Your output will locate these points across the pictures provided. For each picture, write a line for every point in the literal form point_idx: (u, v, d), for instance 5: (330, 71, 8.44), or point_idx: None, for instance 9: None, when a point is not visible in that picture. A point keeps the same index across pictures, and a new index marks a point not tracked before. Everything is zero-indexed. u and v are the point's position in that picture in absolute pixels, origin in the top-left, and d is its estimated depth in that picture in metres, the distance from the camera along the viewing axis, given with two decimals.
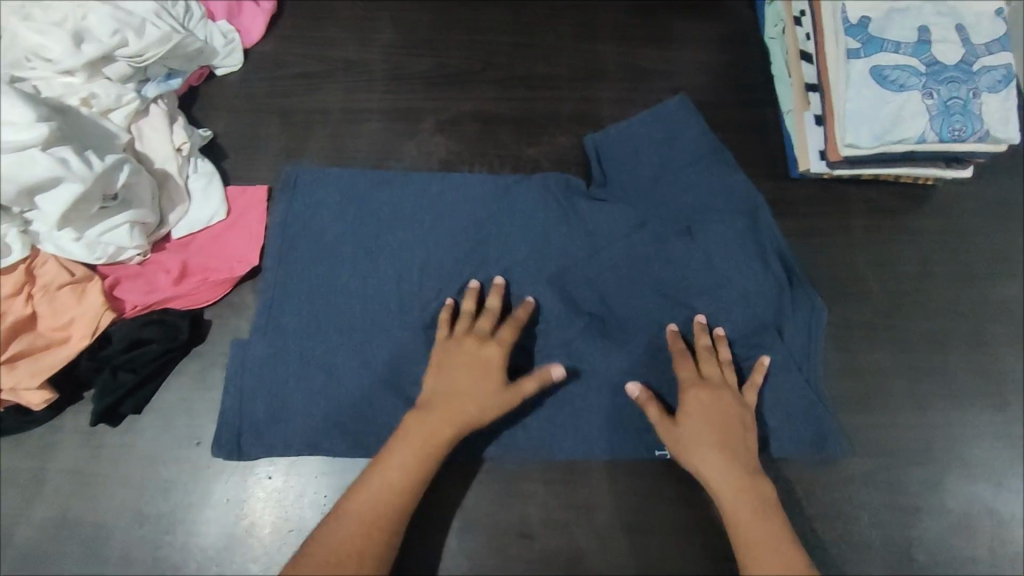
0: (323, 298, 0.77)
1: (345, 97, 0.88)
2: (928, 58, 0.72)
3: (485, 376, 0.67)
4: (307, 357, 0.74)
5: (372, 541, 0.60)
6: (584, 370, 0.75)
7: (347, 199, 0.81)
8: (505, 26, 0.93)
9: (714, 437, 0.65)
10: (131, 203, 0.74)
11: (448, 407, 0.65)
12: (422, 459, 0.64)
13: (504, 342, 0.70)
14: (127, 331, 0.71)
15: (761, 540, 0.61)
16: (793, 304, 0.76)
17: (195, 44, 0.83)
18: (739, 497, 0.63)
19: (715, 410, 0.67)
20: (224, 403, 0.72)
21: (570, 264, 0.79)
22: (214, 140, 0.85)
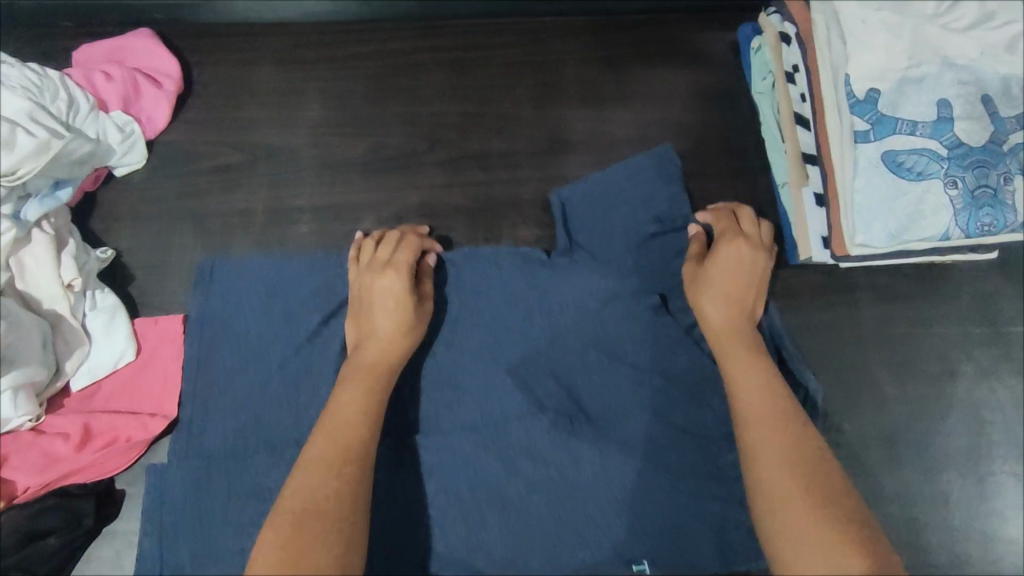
0: (248, 411, 0.66)
1: (271, 195, 0.76)
2: (950, 139, 0.60)
3: (398, 306, 0.63)
4: (230, 484, 0.63)
5: (365, 412, 0.57)
6: (555, 481, 0.63)
7: (271, 290, 0.70)
8: (452, 91, 0.80)
9: (730, 292, 0.64)
10: (13, 363, 0.61)
11: (365, 351, 0.62)
12: (373, 397, 0.59)
13: (400, 265, 0.65)
14: (16, 526, 0.59)
15: (747, 381, 0.58)
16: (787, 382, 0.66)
17: (84, 147, 0.70)
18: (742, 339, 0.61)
19: (737, 266, 0.65)
20: (140, 545, 0.61)
21: (534, 350, 0.67)
22: (117, 259, 0.73)
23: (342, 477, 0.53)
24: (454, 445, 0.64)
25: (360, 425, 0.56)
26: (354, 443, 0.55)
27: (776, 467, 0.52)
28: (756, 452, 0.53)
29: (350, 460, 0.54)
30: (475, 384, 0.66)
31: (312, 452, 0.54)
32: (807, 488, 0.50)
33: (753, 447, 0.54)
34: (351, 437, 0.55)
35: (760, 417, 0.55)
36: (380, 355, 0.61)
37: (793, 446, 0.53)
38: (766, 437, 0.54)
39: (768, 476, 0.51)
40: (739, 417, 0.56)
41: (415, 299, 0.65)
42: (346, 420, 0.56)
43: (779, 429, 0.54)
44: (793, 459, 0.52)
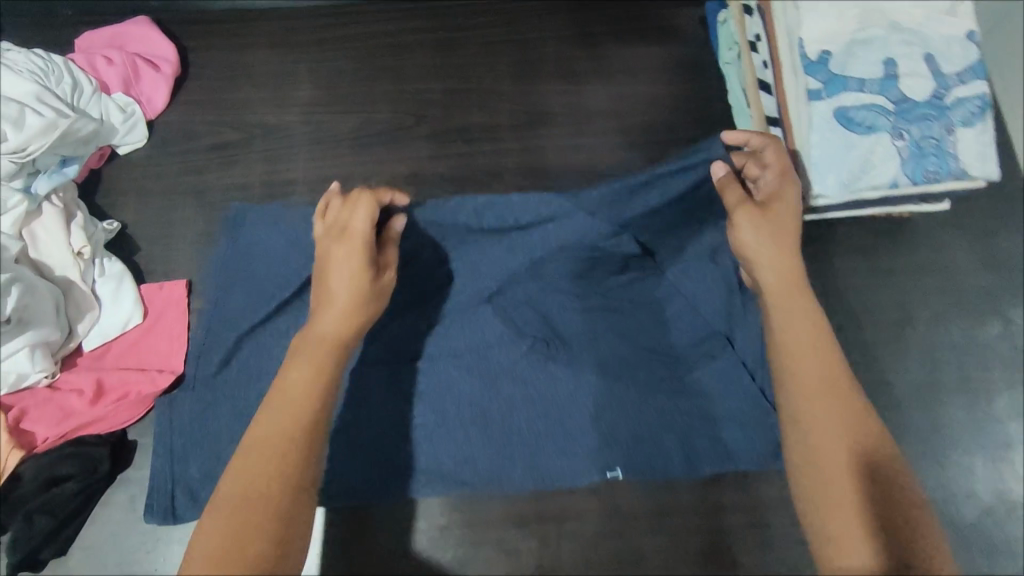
0: (251, 342, 0.72)
1: (266, 168, 0.80)
2: (896, 95, 0.65)
3: (357, 280, 0.56)
4: (234, 409, 0.70)
5: (317, 393, 0.53)
6: (531, 399, 0.70)
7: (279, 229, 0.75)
8: (435, 70, 0.85)
9: (782, 240, 0.59)
10: (28, 323, 0.66)
11: (325, 327, 0.56)
12: (323, 378, 0.53)
13: (364, 233, 0.57)
14: (40, 470, 0.64)
15: (804, 346, 0.56)
16: (744, 310, 0.69)
17: (88, 127, 0.74)
18: (787, 298, 0.58)
19: (788, 210, 0.60)
20: (153, 466, 0.68)
21: (510, 283, 0.70)
22: (123, 231, 0.78)
23: (293, 466, 0.49)
24: (436, 371, 0.70)
25: (311, 407, 0.52)
26: (305, 428, 0.51)
27: (830, 432, 0.53)
28: (812, 423, 0.53)
29: (303, 446, 0.50)
30: (454, 316, 0.71)
31: (264, 437, 0.50)
32: (860, 463, 0.51)
33: (810, 414, 0.54)
34: (301, 421, 0.51)
35: (817, 384, 0.55)
36: (334, 332, 0.56)
37: (847, 420, 0.53)
38: (824, 411, 0.53)
39: (820, 449, 0.52)
40: (795, 384, 0.55)
41: (376, 272, 0.58)
42: (299, 402, 0.52)
43: (838, 404, 0.54)
44: (847, 435, 0.52)
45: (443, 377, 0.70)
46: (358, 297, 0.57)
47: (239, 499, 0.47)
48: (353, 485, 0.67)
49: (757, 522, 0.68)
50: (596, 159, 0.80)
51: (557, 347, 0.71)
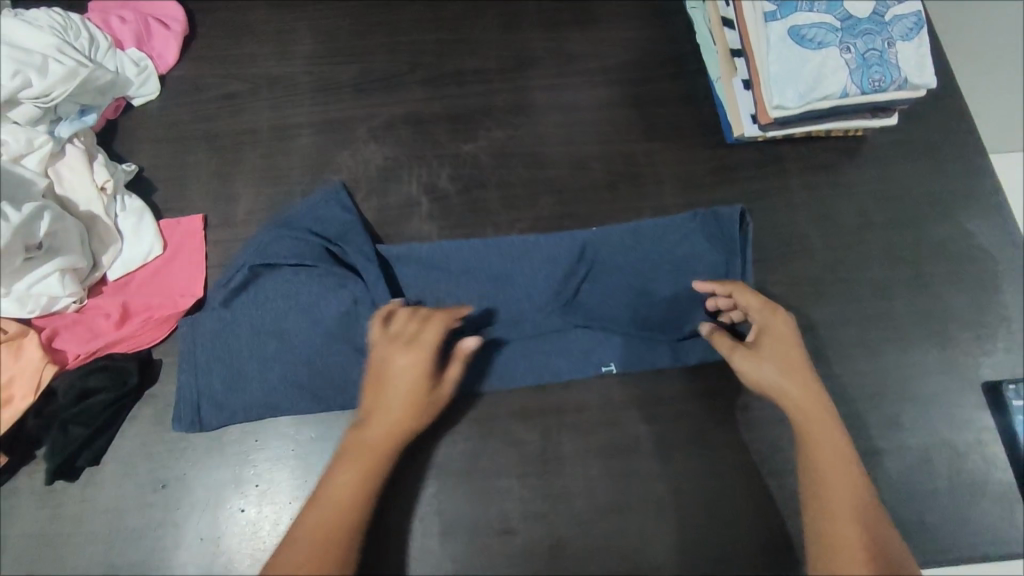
0: (269, 276, 0.75)
1: (272, 115, 0.86)
2: (842, 13, 0.74)
3: (415, 394, 0.65)
4: (251, 328, 0.74)
5: (363, 493, 0.62)
6: (532, 308, 0.76)
7: (318, 200, 0.79)
8: (427, 23, 0.91)
9: (788, 361, 0.68)
10: (57, 250, 0.70)
11: (377, 429, 0.64)
12: (368, 482, 0.62)
13: (427, 348, 0.65)
14: (73, 382, 0.69)
15: (825, 444, 0.64)
16: (720, 234, 0.78)
17: (106, 76, 0.79)
18: (811, 415, 0.66)
19: (782, 332, 0.70)
20: (180, 378, 0.72)
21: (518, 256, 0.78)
22: (140, 174, 0.83)
23: (337, 557, 0.58)
24: (442, 288, 0.77)
25: (356, 506, 0.61)
26: (346, 525, 0.60)
27: (844, 517, 0.60)
28: (824, 505, 0.61)
29: (344, 541, 0.59)
30: (462, 250, 0.78)
31: (321, 523, 0.59)
32: (866, 525, 0.60)
33: (826, 507, 0.61)
34: (347, 516, 0.60)
35: (838, 477, 0.62)
36: (385, 437, 0.64)
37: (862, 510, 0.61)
38: (839, 499, 0.61)
39: (834, 514, 0.60)
40: (817, 477, 0.63)
41: (431, 385, 0.66)
42: (349, 498, 0.61)
43: (849, 495, 0.61)
44: (858, 525, 0.60)
45: (446, 289, 0.77)
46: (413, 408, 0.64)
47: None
48: None
49: (739, 407, 0.73)
50: (578, 96, 0.88)
51: (557, 275, 0.77)
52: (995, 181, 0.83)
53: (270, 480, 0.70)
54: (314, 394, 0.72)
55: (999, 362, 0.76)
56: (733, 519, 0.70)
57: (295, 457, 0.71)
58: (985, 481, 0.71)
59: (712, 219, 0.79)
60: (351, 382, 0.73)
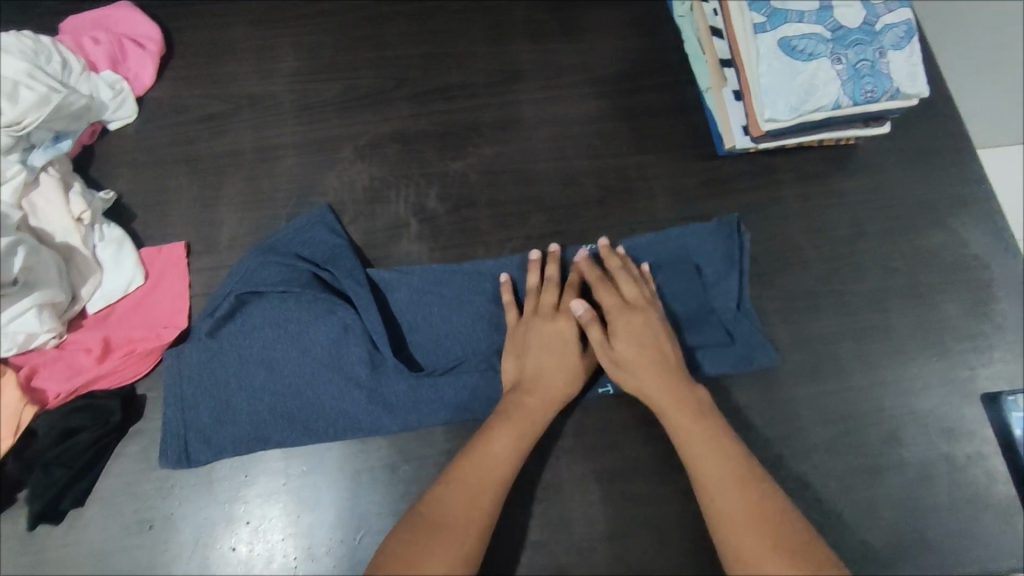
0: (253, 304, 0.73)
1: (255, 136, 0.83)
2: (832, 24, 0.73)
3: (568, 360, 0.69)
4: (238, 358, 0.72)
5: (516, 451, 0.64)
6: None
7: (304, 226, 0.77)
8: (412, 37, 0.88)
9: (642, 335, 0.69)
10: (34, 285, 0.68)
11: (539, 394, 0.67)
12: (528, 438, 0.65)
13: (572, 314, 0.72)
14: (53, 424, 0.67)
15: (698, 442, 0.63)
16: (717, 244, 0.78)
17: (80, 101, 0.77)
18: (670, 392, 0.67)
19: (635, 315, 0.70)
20: (166, 412, 0.70)
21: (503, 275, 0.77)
22: (119, 200, 0.80)
23: (486, 504, 0.60)
24: (431, 309, 0.75)
25: (508, 465, 0.63)
26: (507, 474, 0.63)
27: (727, 495, 0.60)
28: (708, 490, 0.61)
29: (496, 494, 0.61)
30: (453, 272, 0.76)
31: (470, 470, 0.62)
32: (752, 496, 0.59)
33: (709, 483, 0.61)
34: (501, 472, 0.62)
35: (712, 459, 0.62)
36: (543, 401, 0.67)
37: (764, 510, 0.58)
38: (737, 505, 0.59)
39: (720, 492, 0.60)
40: (700, 480, 0.62)
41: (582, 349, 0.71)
42: (507, 449, 0.64)
43: (732, 477, 0.61)
44: (766, 525, 0.57)
45: (438, 316, 0.74)
46: (571, 369, 0.69)
47: (438, 516, 0.59)
48: (360, 418, 0.71)
49: (740, 426, 0.72)
50: (567, 111, 0.86)
51: None
52: (989, 188, 0.82)
53: (261, 516, 0.68)
54: (304, 427, 0.70)
55: (996, 372, 0.76)
56: None
57: (285, 493, 0.69)
58: (985, 494, 0.71)
59: (698, 227, 0.79)
60: (342, 414, 0.71)
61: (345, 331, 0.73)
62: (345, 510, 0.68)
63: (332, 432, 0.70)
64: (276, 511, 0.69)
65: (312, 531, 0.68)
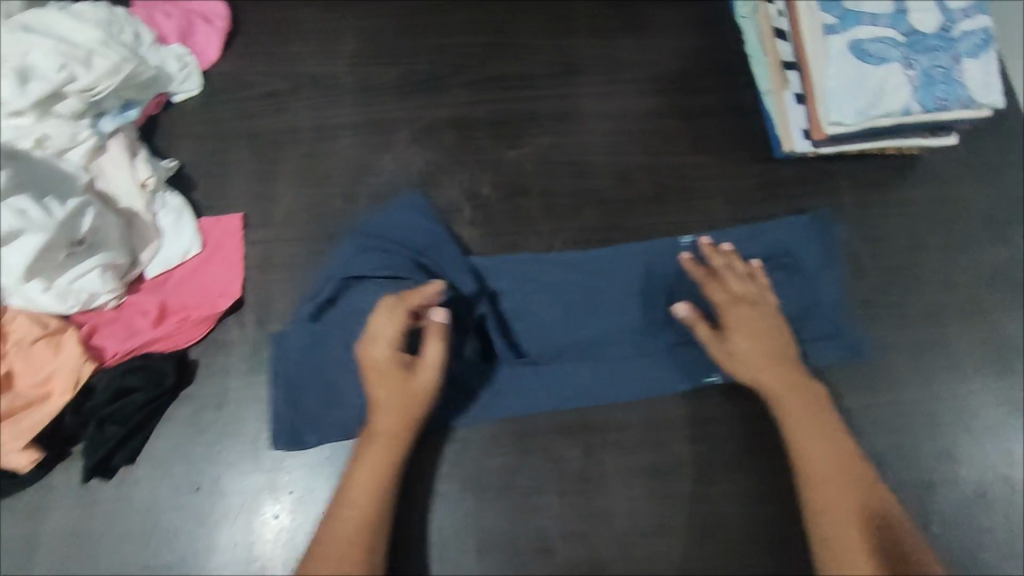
0: (356, 289, 0.74)
1: (315, 115, 0.84)
2: (906, 28, 0.72)
3: (397, 394, 0.63)
4: (342, 340, 0.73)
5: (376, 502, 0.61)
6: (606, 323, 0.75)
7: (405, 215, 0.78)
8: (474, 26, 0.89)
9: (755, 333, 0.69)
10: (99, 247, 0.71)
11: (381, 439, 0.63)
12: (398, 458, 0.64)
13: (389, 344, 0.64)
14: (110, 381, 0.68)
15: (810, 437, 0.65)
16: (811, 235, 0.79)
17: (148, 72, 0.80)
18: (783, 388, 0.67)
19: (747, 312, 0.71)
20: (272, 394, 0.71)
21: (601, 270, 0.77)
22: (181, 170, 0.82)
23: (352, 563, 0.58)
24: (528, 300, 0.76)
25: (370, 518, 0.61)
26: (392, 486, 0.63)
27: (834, 494, 0.62)
28: (818, 489, 0.62)
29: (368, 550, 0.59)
30: (546, 262, 0.77)
31: (336, 527, 0.60)
32: (861, 496, 0.61)
33: (816, 480, 0.63)
34: (367, 528, 0.60)
35: (822, 456, 0.64)
36: (380, 451, 0.63)
37: (869, 507, 0.61)
38: (844, 502, 0.61)
39: (828, 490, 0.62)
40: (809, 476, 0.63)
41: (408, 380, 0.64)
42: (382, 471, 0.62)
43: (844, 476, 0.62)
44: (868, 523, 0.60)
45: (541, 301, 0.76)
46: (394, 409, 0.63)
47: None
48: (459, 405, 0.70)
49: None
50: (624, 106, 0.86)
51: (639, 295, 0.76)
52: None
53: (305, 487, 0.69)
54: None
55: None
56: (780, 546, 0.68)
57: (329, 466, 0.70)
58: None
59: (796, 220, 0.80)
60: (446, 396, 0.71)
61: (448, 318, 0.73)
62: None
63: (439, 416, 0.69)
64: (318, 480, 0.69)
65: None
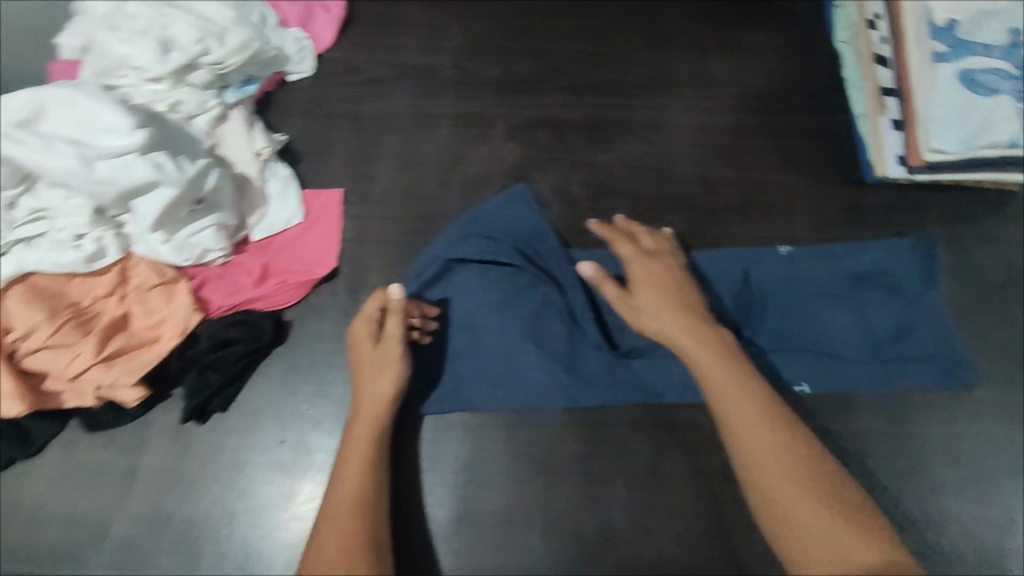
0: (462, 271, 0.78)
1: (417, 104, 0.89)
2: (1017, 62, 0.78)
3: (370, 369, 0.67)
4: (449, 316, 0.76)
5: (369, 479, 0.62)
6: (701, 325, 0.76)
7: (511, 203, 0.80)
8: (572, 33, 0.92)
9: (665, 291, 0.70)
10: (215, 207, 0.76)
11: (361, 418, 0.66)
12: (381, 436, 0.65)
13: (365, 323, 0.69)
14: (214, 331, 0.73)
15: (735, 394, 0.62)
16: (912, 256, 0.78)
17: (271, 51, 0.85)
18: (700, 344, 0.66)
19: (654, 272, 0.72)
20: None
21: (700, 273, 0.79)
22: (289, 144, 0.87)
23: (356, 536, 0.58)
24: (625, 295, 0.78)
25: (363, 494, 0.61)
26: (380, 454, 0.65)
27: (768, 456, 0.59)
28: (751, 452, 0.59)
29: (369, 525, 0.59)
30: (644, 260, 0.79)
31: (332, 503, 0.60)
32: (797, 452, 0.59)
33: (749, 444, 0.60)
34: (365, 503, 0.60)
35: (753, 414, 0.61)
36: (365, 430, 0.65)
37: (804, 462, 0.58)
38: (780, 464, 0.58)
39: (763, 452, 0.59)
40: (740, 442, 0.60)
41: (379, 353, 0.67)
42: (366, 445, 0.64)
43: (777, 434, 0.60)
44: (806, 478, 0.57)
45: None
46: (365, 382, 0.67)
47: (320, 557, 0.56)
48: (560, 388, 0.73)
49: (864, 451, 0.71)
50: (715, 120, 0.87)
51: (737, 301, 0.78)
52: None
53: None
54: (505, 393, 0.73)
55: None
56: None
57: (406, 435, 0.72)
58: None
59: (902, 240, 0.79)
60: (542, 383, 0.73)
61: (546, 305, 0.76)
62: (462, 460, 0.71)
63: (544, 398, 0.73)
64: (399, 445, 0.71)
65: (433, 473, 0.70)
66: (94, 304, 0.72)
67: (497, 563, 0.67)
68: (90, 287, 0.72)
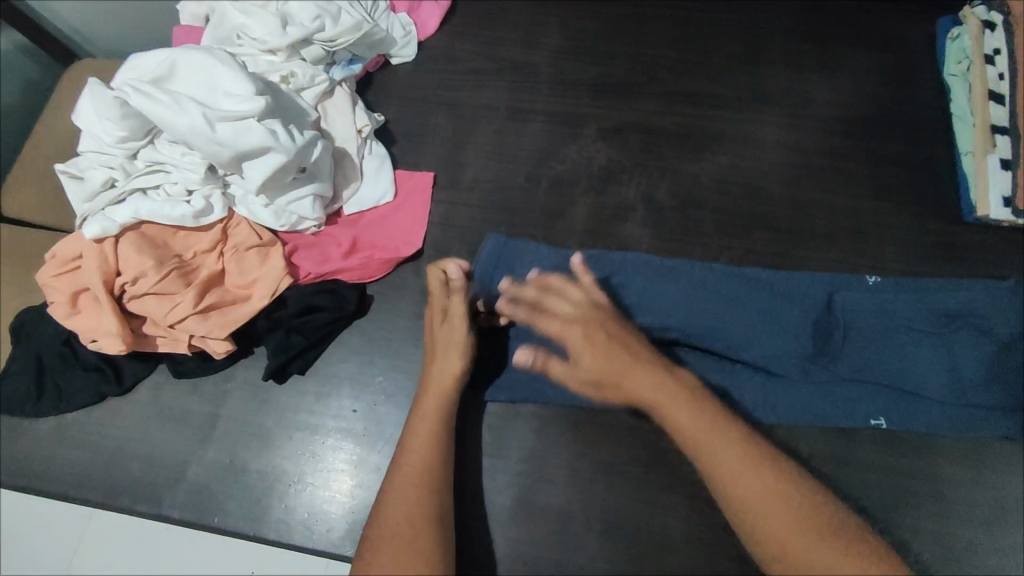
0: (543, 261, 0.79)
1: (512, 98, 0.90)
2: None
3: (442, 344, 0.68)
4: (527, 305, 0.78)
5: (435, 454, 0.63)
6: (781, 348, 0.74)
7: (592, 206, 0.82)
8: (672, 41, 0.92)
9: (606, 353, 0.61)
10: (315, 176, 0.77)
11: (430, 390, 0.66)
12: (447, 410, 0.66)
13: (436, 300, 0.70)
14: (302, 297, 0.76)
15: (705, 428, 0.58)
16: (1011, 302, 0.74)
17: (380, 34, 0.87)
18: (658, 394, 0.59)
19: (589, 330, 0.62)
20: None
21: (782, 291, 0.77)
22: (385, 125, 0.90)
23: (422, 507, 0.59)
24: (707, 306, 0.76)
25: (430, 467, 0.62)
26: (447, 430, 0.65)
27: (751, 489, 0.55)
28: (735, 489, 0.55)
29: (433, 498, 0.60)
30: (727, 271, 0.78)
31: (399, 471, 0.61)
32: (778, 479, 0.55)
33: (729, 483, 0.56)
34: (433, 475, 0.62)
35: (728, 452, 0.56)
36: (435, 403, 0.66)
37: (785, 486, 0.55)
38: (762, 495, 0.55)
39: (747, 486, 0.55)
40: (722, 481, 0.56)
41: (449, 331, 0.68)
42: (434, 418, 0.65)
43: (751, 461, 0.56)
44: (790, 503, 0.54)
45: (713, 312, 0.75)
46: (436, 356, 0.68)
47: (386, 526, 0.58)
48: None
49: (936, 493, 0.70)
50: (809, 141, 0.86)
51: (817, 323, 0.75)
52: None
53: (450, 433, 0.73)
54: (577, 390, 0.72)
55: None
56: None
57: (475, 418, 0.74)
58: None
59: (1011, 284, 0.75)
60: None
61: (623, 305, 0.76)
62: (526, 451, 0.72)
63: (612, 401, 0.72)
64: (467, 429, 0.73)
65: (497, 459, 0.72)
66: (194, 258, 0.76)
67: (551, 555, 0.68)
68: (193, 241, 0.76)
